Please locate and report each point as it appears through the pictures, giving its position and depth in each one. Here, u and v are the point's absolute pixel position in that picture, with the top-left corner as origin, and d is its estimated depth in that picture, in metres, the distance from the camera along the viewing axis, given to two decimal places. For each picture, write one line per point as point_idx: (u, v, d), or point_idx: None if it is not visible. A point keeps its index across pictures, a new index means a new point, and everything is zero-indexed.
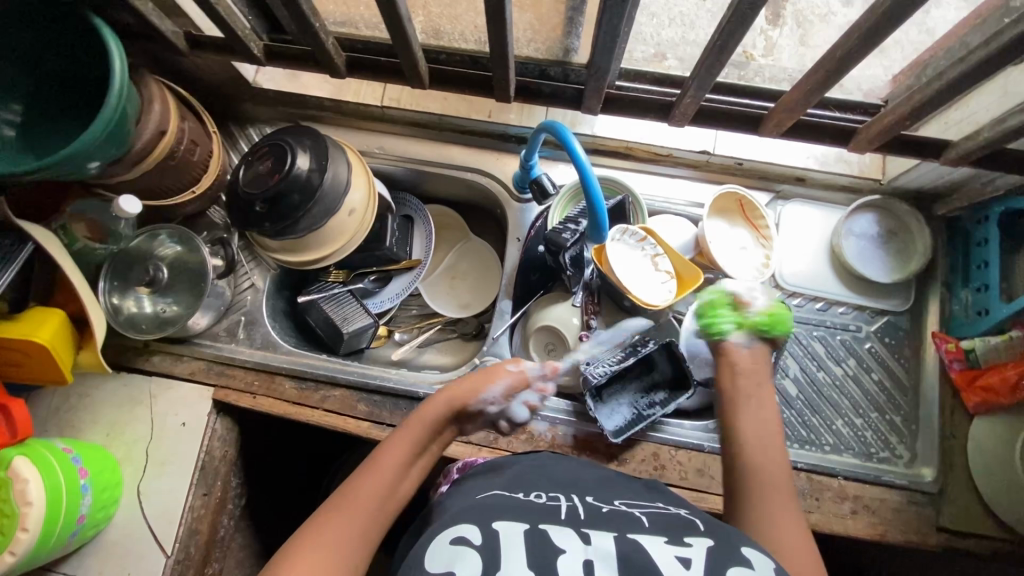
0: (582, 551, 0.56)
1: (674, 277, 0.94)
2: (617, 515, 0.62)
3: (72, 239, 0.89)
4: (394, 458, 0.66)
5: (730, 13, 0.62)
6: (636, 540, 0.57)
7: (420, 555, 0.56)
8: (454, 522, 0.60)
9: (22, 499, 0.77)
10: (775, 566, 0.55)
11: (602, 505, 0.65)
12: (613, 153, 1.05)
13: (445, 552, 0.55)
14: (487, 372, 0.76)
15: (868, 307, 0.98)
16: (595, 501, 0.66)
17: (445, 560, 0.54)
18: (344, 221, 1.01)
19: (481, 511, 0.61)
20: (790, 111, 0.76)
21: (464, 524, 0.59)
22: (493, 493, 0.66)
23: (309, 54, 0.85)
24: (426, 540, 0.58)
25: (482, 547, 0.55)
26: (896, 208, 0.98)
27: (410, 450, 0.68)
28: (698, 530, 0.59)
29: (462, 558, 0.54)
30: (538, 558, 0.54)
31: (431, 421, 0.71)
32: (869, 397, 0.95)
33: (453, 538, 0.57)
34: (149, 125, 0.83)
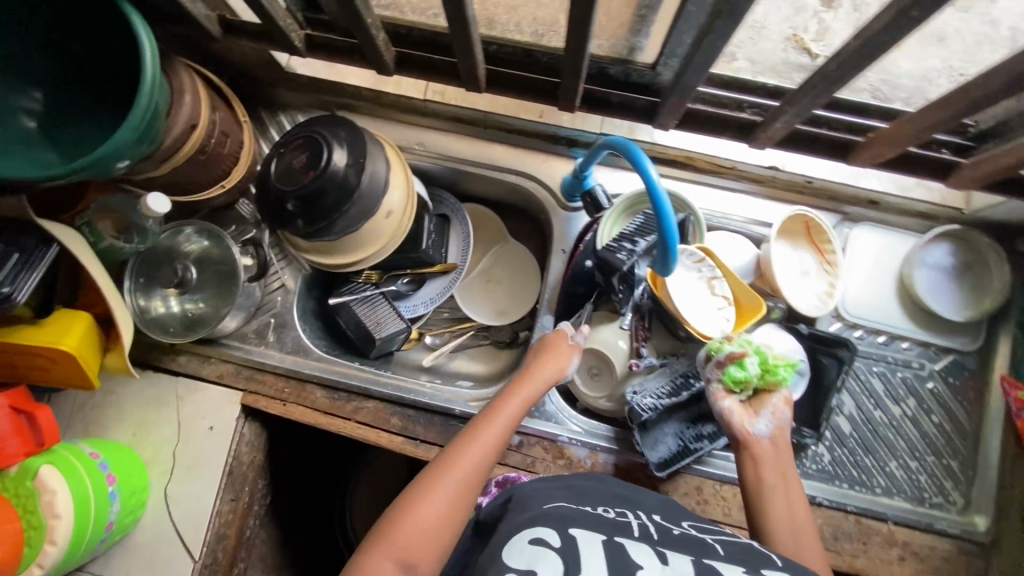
0: (659, 569, 0.56)
1: (732, 303, 0.88)
2: (689, 539, 0.62)
3: (97, 238, 0.83)
4: (507, 404, 0.77)
5: (858, 42, 0.56)
6: (713, 565, 0.57)
7: (499, 548, 0.57)
8: (531, 522, 0.60)
9: (50, 512, 0.74)
10: None
11: (671, 527, 0.65)
12: (672, 162, 0.97)
13: (526, 551, 0.55)
14: (563, 347, 0.85)
15: (934, 344, 0.92)
16: (663, 522, 0.66)
17: (526, 559, 0.55)
18: (381, 223, 0.95)
19: (557, 514, 0.62)
20: (893, 141, 0.71)
21: (541, 526, 0.59)
22: (560, 502, 0.66)
23: (355, 47, 0.78)
24: (503, 539, 0.59)
25: (563, 550, 0.56)
26: (975, 240, 0.91)
27: (520, 399, 0.78)
28: (775, 565, 0.58)
29: (543, 558, 0.55)
30: (616, 564, 0.55)
31: (533, 376, 0.81)
32: (926, 439, 0.91)
33: (532, 538, 0.58)
34: (180, 118, 0.77)
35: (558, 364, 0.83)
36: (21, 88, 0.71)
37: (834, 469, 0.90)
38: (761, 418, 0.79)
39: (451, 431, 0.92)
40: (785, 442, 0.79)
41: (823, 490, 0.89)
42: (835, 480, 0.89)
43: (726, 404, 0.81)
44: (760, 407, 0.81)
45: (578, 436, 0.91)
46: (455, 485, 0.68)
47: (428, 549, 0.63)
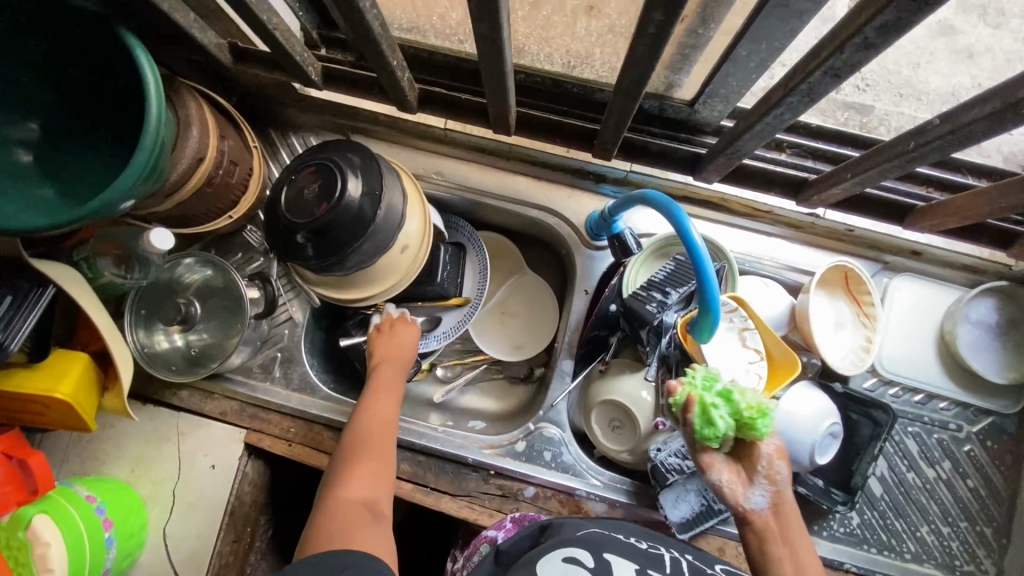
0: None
1: (764, 357, 0.83)
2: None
3: (96, 273, 0.78)
4: (397, 364, 0.90)
5: (943, 125, 0.53)
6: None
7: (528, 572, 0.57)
8: (561, 549, 0.61)
9: (43, 566, 0.70)
10: None
11: (706, 567, 0.61)
12: (704, 202, 0.92)
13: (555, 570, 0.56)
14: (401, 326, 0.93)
15: (973, 405, 0.88)
16: (697, 560, 0.62)
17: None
18: (396, 258, 0.90)
19: (588, 543, 0.61)
20: (959, 215, 0.66)
21: (574, 547, 0.61)
22: (593, 530, 0.65)
23: (375, 81, 0.73)
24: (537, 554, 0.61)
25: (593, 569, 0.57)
26: (1022, 297, 0.87)
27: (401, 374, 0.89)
28: None
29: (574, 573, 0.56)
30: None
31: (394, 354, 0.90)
32: (961, 504, 0.87)
33: (564, 557, 0.59)
34: (187, 152, 0.71)
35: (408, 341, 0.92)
36: (16, 119, 0.65)
37: (863, 533, 0.86)
38: (756, 489, 0.64)
39: (464, 480, 0.88)
40: (787, 505, 0.65)
41: (851, 555, 0.85)
42: (863, 544, 0.86)
43: (718, 477, 0.65)
44: (753, 471, 0.65)
45: (596, 490, 0.87)
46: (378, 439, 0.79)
47: (379, 486, 0.74)
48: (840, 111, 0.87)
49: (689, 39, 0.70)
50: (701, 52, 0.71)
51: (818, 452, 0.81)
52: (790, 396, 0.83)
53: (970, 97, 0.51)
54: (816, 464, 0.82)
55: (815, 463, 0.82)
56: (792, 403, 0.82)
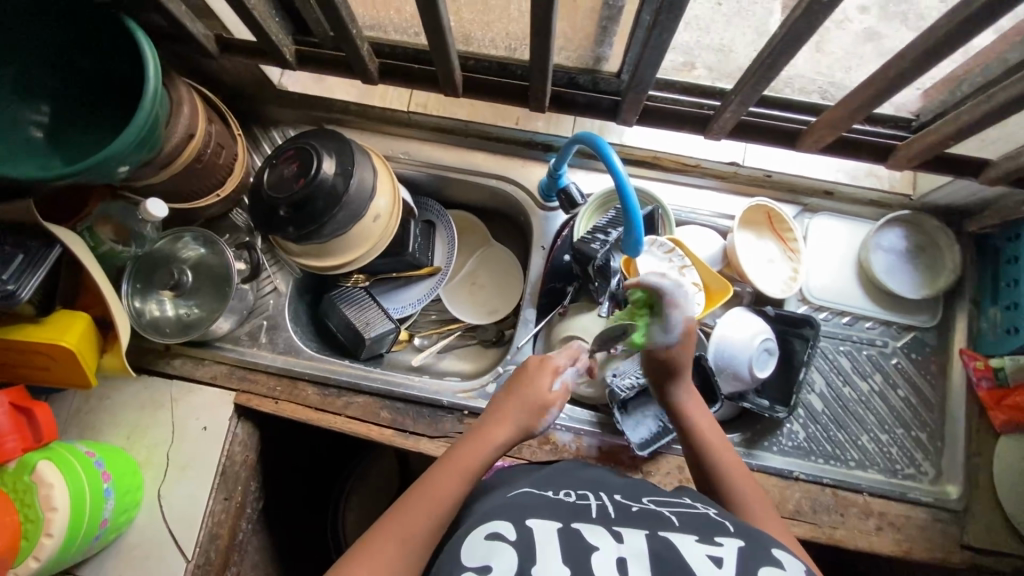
0: (615, 549, 0.57)
1: (702, 289, 0.93)
2: (647, 514, 0.64)
3: (97, 241, 0.88)
4: (493, 430, 0.74)
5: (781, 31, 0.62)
6: (667, 537, 0.58)
7: (455, 546, 0.59)
8: (487, 517, 0.62)
9: (47, 505, 0.76)
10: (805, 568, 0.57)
11: (631, 504, 0.66)
12: (640, 162, 1.04)
13: (479, 548, 0.57)
14: (545, 366, 0.78)
15: (896, 322, 0.98)
16: (624, 500, 0.68)
17: (480, 555, 0.56)
18: (369, 226, 1.00)
19: (514, 506, 0.63)
20: (831, 127, 0.76)
21: (497, 521, 0.60)
22: (522, 490, 0.68)
23: (341, 59, 0.85)
24: (460, 539, 0.60)
25: (517, 541, 0.57)
26: (926, 224, 0.98)
27: (494, 436, 0.74)
28: (728, 531, 0.61)
29: (497, 552, 0.56)
30: (572, 553, 0.56)
31: (505, 411, 0.75)
32: (895, 413, 0.95)
33: (487, 535, 0.59)
34: (178, 128, 0.82)
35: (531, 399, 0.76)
36: (29, 102, 0.76)
37: (809, 445, 0.94)
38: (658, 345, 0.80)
39: (440, 422, 0.95)
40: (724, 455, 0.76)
41: (799, 465, 0.92)
42: (810, 455, 0.93)
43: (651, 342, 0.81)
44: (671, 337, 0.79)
45: (562, 421, 0.94)
46: (415, 517, 0.65)
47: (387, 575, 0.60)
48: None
49: (606, 10, 0.84)
50: (615, 23, 0.85)
51: (756, 364, 0.90)
52: (727, 321, 0.92)
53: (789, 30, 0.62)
54: (757, 379, 0.90)
55: (756, 376, 0.90)
56: (729, 326, 0.91)
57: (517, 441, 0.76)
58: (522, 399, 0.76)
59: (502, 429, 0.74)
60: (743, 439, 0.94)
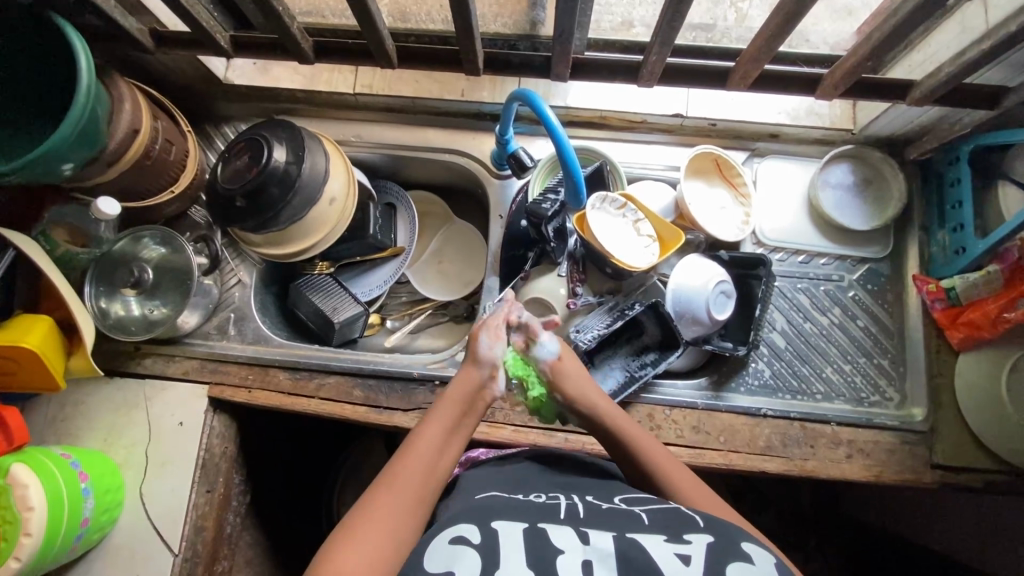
0: (580, 550, 0.57)
1: (656, 240, 0.95)
2: (617, 512, 0.63)
3: (53, 245, 0.90)
4: (445, 420, 0.68)
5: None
6: (635, 537, 0.58)
7: (419, 552, 0.58)
8: (453, 522, 0.61)
9: (23, 505, 0.77)
10: (774, 560, 0.57)
11: (602, 502, 0.66)
12: (588, 123, 1.05)
13: (443, 553, 0.56)
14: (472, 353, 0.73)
15: (850, 256, 0.99)
16: (595, 499, 0.67)
17: (442, 561, 0.55)
18: (325, 210, 1.01)
19: (481, 511, 0.62)
20: (755, 61, 0.77)
21: (463, 524, 0.60)
22: (493, 494, 0.68)
23: (277, 42, 0.86)
24: (427, 540, 0.59)
25: (481, 545, 0.57)
26: (870, 156, 1.00)
27: (448, 424, 0.67)
28: (697, 525, 0.60)
29: (461, 557, 0.55)
30: (537, 557, 0.55)
31: (454, 397, 0.70)
32: (856, 343, 0.97)
33: (452, 538, 0.58)
34: (121, 124, 0.83)
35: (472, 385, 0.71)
36: None
37: (775, 383, 0.96)
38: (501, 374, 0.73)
39: (412, 394, 0.96)
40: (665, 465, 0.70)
41: (767, 402, 0.94)
42: (777, 393, 0.95)
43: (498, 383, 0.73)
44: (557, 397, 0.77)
45: None
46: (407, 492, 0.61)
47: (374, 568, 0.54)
48: (687, 32, 1.00)
49: None
50: None
51: (714, 307, 0.91)
52: (684, 268, 0.93)
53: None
54: (717, 321, 0.92)
55: (715, 319, 0.91)
56: (683, 273, 0.93)
57: (469, 426, 0.70)
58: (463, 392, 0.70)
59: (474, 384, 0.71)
60: (711, 382, 0.96)
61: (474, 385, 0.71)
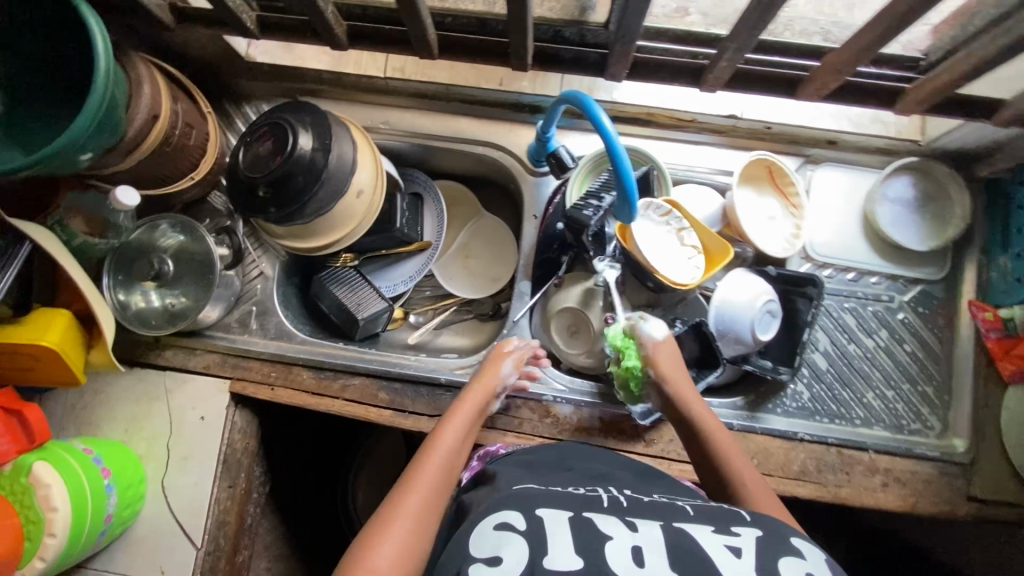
0: (629, 538, 0.55)
1: (701, 252, 0.90)
2: (661, 505, 0.61)
3: (70, 235, 0.86)
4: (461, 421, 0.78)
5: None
6: (683, 528, 0.56)
7: (464, 536, 0.55)
8: (494, 508, 0.58)
9: (47, 506, 0.75)
10: (826, 556, 0.55)
11: (642, 495, 0.64)
12: (634, 120, 0.98)
13: (489, 538, 0.54)
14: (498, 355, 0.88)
15: (902, 276, 0.95)
16: (634, 492, 0.65)
17: (490, 545, 0.53)
18: (353, 202, 0.96)
19: (523, 496, 0.60)
20: (836, 73, 0.71)
21: (506, 509, 0.57)
22: (528, 483, 0.65)
23: (307, 24, 0.79)
24: (469, 526, 0.57)
25: (528, 532, 0.54)
26: (935, 170, 0.93)
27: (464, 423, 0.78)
28: (745, 520, 0.58)
29: (507, 543, 0.53)
30: (586, 545, 0.53)
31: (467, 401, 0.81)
32: (901, 369, 0.93)
33: (496, 524, 0.56)
34: (140, 109, 0.77)
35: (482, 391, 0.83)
36: None
37: (814, 405, 0.93)
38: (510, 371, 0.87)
39: (438, 400, 0.93)
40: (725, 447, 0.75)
41: (804, 426, 0.91)
42: (815, 415, 0.92)
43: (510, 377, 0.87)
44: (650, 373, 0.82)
45: (562, 394, 0.93)
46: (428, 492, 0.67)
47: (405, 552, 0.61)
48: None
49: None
50: None
51: (759, 327, 0.87)
52: (728, 286, 0.89)
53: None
54: (760, 342, 0.88)
55: (758, 340, 0.88)
56: (729, 288, 0.88)
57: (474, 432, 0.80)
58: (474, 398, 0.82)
59: (481, 398, 0.82)
60: (746, 403, 0.93)
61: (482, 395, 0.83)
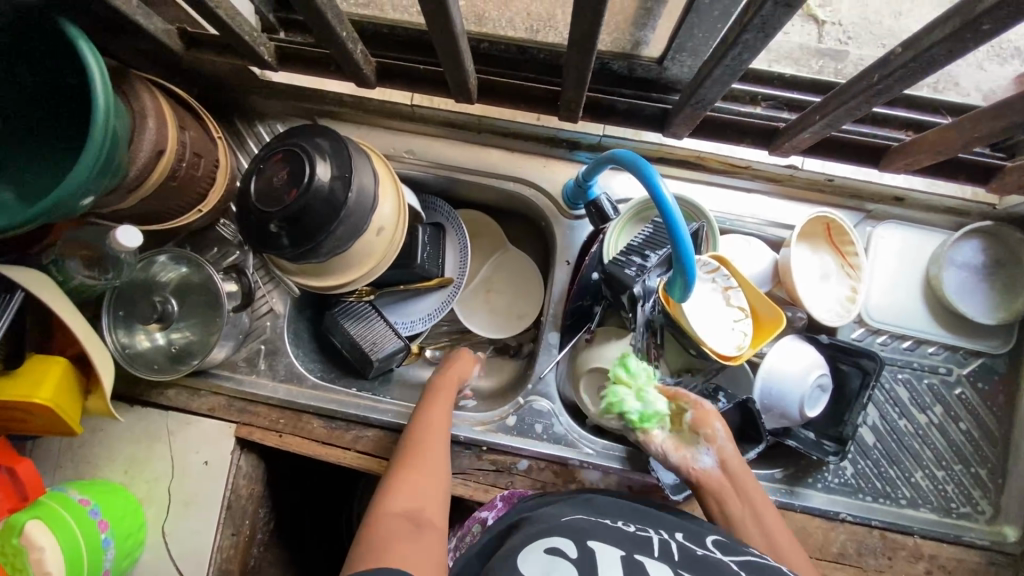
0: None
1: (749, 315, 0.83)
2: (714, 561, 0.56)
3: (67, 277, 0.77)
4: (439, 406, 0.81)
5: (904, 53, 0.52)
6: None
7: (513, 558, 0.55)
8: (549, 536, 0.57)
9: (40, 570, 0.70)
10: None
11: (695, 547, 0.59)
12: (681, 162, 0.91)
13: (539, 559, 0.53)
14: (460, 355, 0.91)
15: (962, 348, 0.88)
16: (688, 541, 0.60)
17: (537, 568, 0.52)
18: (372, 240, 0.89)
19: (579, 530, 0.58)
20: (933, 151, 0.67)
21: (559, 538, 0.57)
22: (583, 518, 0.63)
23: (331, 58, 0.71)
24: (520, 550, 0.56)
25: (577, 559, 0.53)
26: (1008, 236, 0.86)
27: (444, 408, 0.81)
28: None
29: (555, 565, 0.52)
30: None
31: (444, 387, 0.84)
32: (954, 448, 0.87)
33: (547, 549, 0.55)
34: (144, 145, 0.70)
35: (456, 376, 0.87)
36: None
37: (858, 482, 0.87)
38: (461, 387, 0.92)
39: (456, 458, 0.87)
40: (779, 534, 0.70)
41: (846, 505, 0.85)
42: (858, 493, 0.86)
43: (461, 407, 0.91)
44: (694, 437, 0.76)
45: (589, 458, 0.87)
46: (430, 462, 0.72)
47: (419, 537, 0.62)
48: (813, 59, 0.83)
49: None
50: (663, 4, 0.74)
51: (808, 403, 0.80)
52: (779, 353, 0.82)
53: (925, 20, 0.49)
54: (806, 417, 0.82)
55: (805, 416, 0.81)
56: (780, 358, 0.82)
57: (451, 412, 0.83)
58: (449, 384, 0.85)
59: (453, 383, 0.86)
60: (786, 476, 0.87)
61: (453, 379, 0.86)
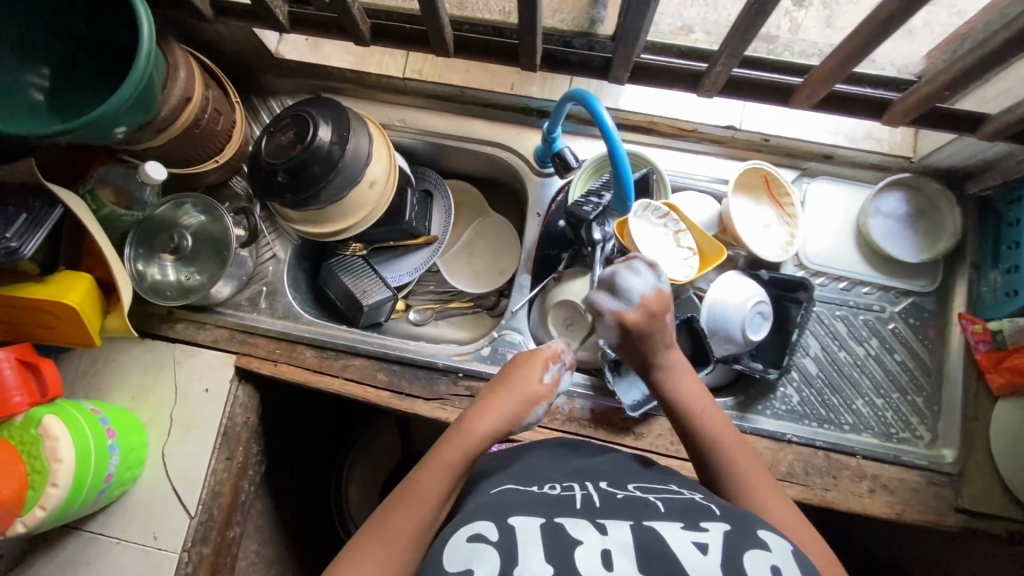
0: (600, 541, 0.53)
1: (696, 253, 0.93)
2: (634, 502, 0.60)
3: (99, 205, 0.91)
4: (450, 453, 0.68)
5: None
6: (654, 526, 0.55)
7: (437, 554, 0.53)
8: (469, 518, 0.57)
9: (52, 456, 0.78)
10: (791, 547, 0.55)
11: (616, 491, 0.62)
12: (637, 127, 1.04)
13: (462, 550, 0.52)
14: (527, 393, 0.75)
15: (894, 287, 0.97)
16: (609, 488, 0.64)
17: (463, 559, 0.51)
18: (366, 192, 1.00)
19: (497, 505, 0.58)
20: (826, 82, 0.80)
21: (478, 520, 0.55)
22: (507, 486, 0.64)
23: (335, 21, 0.86)
24: (441, 544, 0.54)
25: (500, 543, 0.53)
26: (927, 187, 0.97)
27: (457, 461, 0.68)
28: (714, 514, 0.58)
29: (480, 553, 0.51)
30: (557, 551, 0.51)
31: (473, 430, 0.71)
32: (891, 377, 0.95)
33: (469, 536, 0.54)
34: (174, 91, 0.84)
35: (493, 422, 0.72)
36: (32, 65, 0.80)
37: (803, 409, 0.94)
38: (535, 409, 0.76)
39: (434, 384, 0.96)
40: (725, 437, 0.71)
41: (793, 429, 0.92)
42: (804, 419, 0.93)
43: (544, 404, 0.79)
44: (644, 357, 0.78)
45: None
46: (402, 531, 0.61)
47: None
48: None
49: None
50: None
51: (749, 327, 0.89)
52: (723, 284, 0.91)
53: None
54: (751, 341, 0.90)
55: (749, 340, 0.90)
56: (724, 288, 0.91)
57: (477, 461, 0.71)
58: (481, 427, 0.71)
59: (486, 430, 0.71)
60: (736, 403, 0.95)
61: (487, 428, 0.72)
